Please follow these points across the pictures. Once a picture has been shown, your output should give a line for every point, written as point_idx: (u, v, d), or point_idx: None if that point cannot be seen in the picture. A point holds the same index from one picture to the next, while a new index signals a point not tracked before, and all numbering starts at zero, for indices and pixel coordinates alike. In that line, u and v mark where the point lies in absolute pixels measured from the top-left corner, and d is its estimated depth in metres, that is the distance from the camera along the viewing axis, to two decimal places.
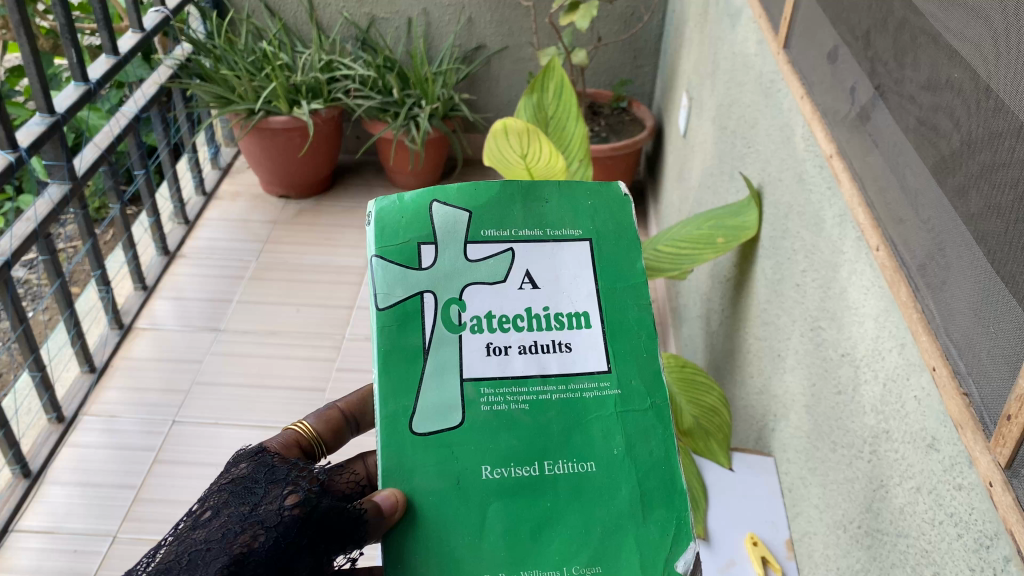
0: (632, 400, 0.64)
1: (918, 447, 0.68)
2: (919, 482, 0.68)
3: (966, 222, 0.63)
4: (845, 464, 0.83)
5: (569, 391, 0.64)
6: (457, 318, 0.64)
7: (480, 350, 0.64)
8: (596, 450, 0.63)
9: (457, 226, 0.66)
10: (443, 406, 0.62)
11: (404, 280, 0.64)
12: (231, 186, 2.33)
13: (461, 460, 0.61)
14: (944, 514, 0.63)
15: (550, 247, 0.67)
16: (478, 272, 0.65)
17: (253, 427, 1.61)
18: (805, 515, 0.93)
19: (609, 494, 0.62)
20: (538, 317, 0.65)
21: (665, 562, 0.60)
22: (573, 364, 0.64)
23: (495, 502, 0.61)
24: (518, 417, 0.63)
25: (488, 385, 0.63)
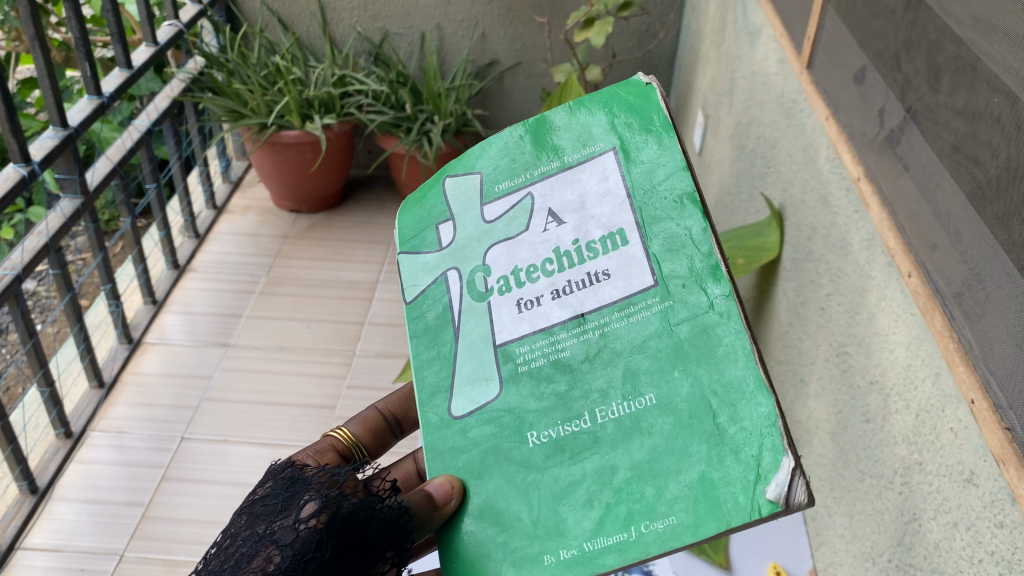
0: (688, 307, 0.53)
1: (955, 482, 0.66)
2: (956, 518, 0.66)
3: (1007, 251, 0.61)
4: (874, 495, 0.81)
5: (614, 322, 0.55)
6: (483, 284, 0.59)
7: (512, 310, 0.57)
8: (653, 382, 0.52)
9: (470, 191, 0.61)
10: (478, 379, 0.57)
11: (427, 265, 0.62)
12: (242, 200, 2.32)
13: (503, 431, 0.55)
14: (984, 552, 0.61)
15: (569, 176, 0.59)
16: (496, 230, 0.59)
17: (262, 445, 1.59)
18: (830, 545, 0.91)
19: (676, 428, 0.51)
20: (567, 254, 0.57)
21: (751, 490, 0.47)
22: (610, 293, 0.55)
23: (545, 469, 0.53)
24: (558, 368, 0.55)
25: (523, 344, 0.57)
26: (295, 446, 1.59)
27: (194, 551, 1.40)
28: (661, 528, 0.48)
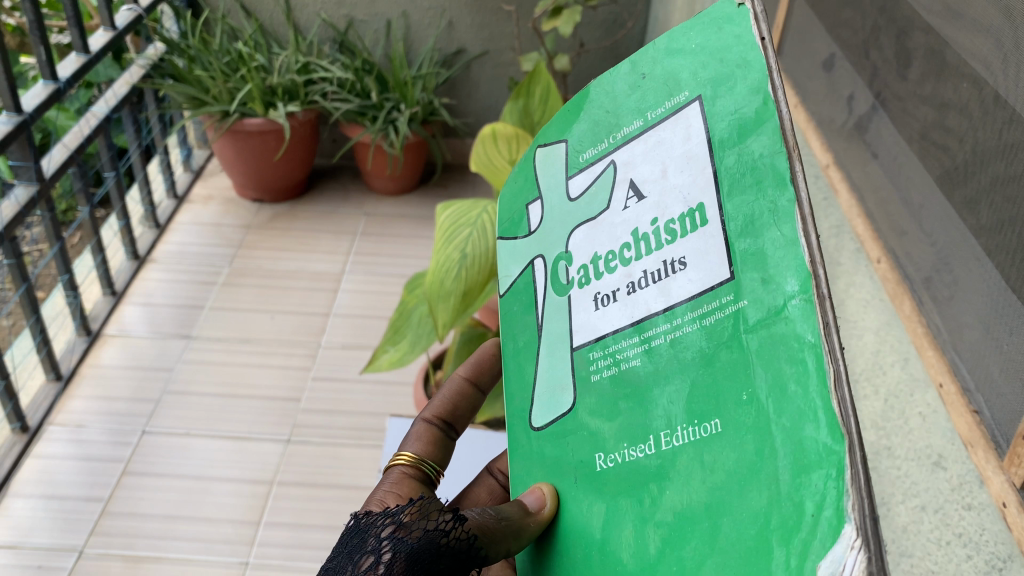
0: (761, 305, 0.31)
1: (923, 465, 0.66)
2: (924, 502, 0.66)
3: (976, 235, 0.61)
4: None
5: (672, 329, 0.36)
6: (564, 275, 0.44)
7: (588, 309, 0.42)
8: (723, 397, 0.33)
9: (556, 161, 0.47)
10: (552, 389, 0.44)
11: (517, 253, 0.49)
12: (203, 190, 2.28)
13: (570, 456, 0.42)
14: (951, 534, 0.61)
15: (655, 134, 0.40)
16: (581, 209, 0.44)
17: (227, 438, 1.57)
18: None
19: (729, 466, 0.32)
20: (644, 237, 0.39)
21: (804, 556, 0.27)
22: (684, 290, 0.35)
23: (601, 500, 0.39)
24: (626, 379, 0.39)
25: (595, 348, 0.41)
26: (260, 439, 1.57)
27: (155, 546, 1.38)
28: None
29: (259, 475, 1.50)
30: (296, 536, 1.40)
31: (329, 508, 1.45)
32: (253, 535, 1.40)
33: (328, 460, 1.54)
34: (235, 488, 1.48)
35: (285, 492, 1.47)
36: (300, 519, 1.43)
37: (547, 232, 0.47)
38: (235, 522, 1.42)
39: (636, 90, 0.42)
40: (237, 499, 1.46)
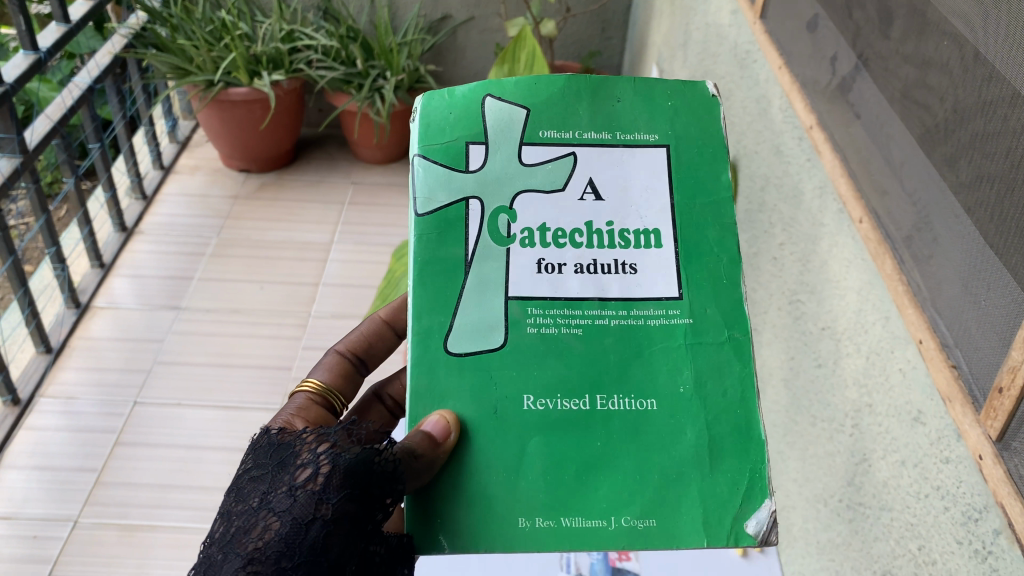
0: (708, 337, 0.60)
1: (902, 420, 0.67)
2: (904, 457, 0.67)
3: (955, 191, 0.62)
4: (825, 438, 0.83)
5: (630, 318, 0.60)
6: (506, 229, 0.61)
7: (530, 268, 0.60)
8: (658, 386, 0.59)
9: (513, 124, 0.62)
10: (483, 326, 0.59)
11: (449, 184, 0.61)
12: (190, 160, 2.27)
13: (500, 386, 0.58)
14: (929, 487, 0.63)
15: (618, 153, 0.62)
16: (534, 178, 0.61)
17: (219, 407, 1.58)
18: (783, 489, 0.94)
19: (671, 438, 0.58)
20: (599, 232, 0.61)
21: (733, 517, 0.56)
22: (636, 289, 0.60)
23: (536, 436, 0.58)
24: (570, 343, 0.60)
25: (537, 304, 0.60)
26: (252, 407, 1.58)
27: (149, 515, 1.39)
28: (642, 525, 0.56)
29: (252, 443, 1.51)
30: None
31: None
32: None
33: None
34: (228, 456, 1.49)
35: None
36: None
37: (486, 179, 0.61)
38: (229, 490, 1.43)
39: (601, 114, 0.63)
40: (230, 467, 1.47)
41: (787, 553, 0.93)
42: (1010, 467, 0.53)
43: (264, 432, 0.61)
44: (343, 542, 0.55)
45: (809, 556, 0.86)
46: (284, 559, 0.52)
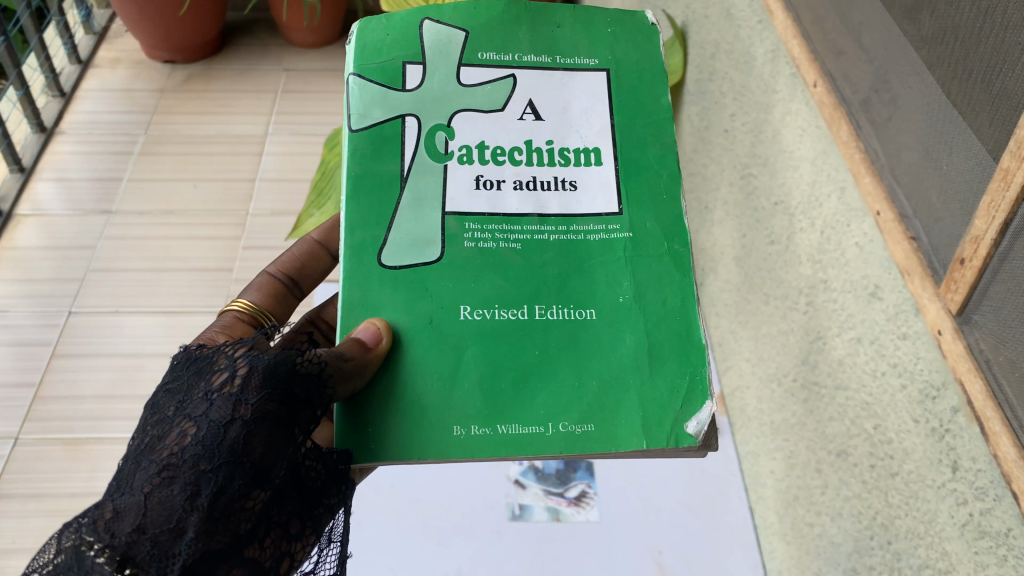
0: (647, 249, 0.60)
1: (859, 296, 0.64)
2: (860, 334, 0.64)
3: (916, 47, 0.56)
4: (778, 317, 0.80)
5: (569, 233, 0.60)
6: (444, 147, 0.61)
7: (467, 184, 0.61)
8: (597, 297, 0.59)
9: (451, 46, 0.64)
10: (420, 240, 0.59)
11: (385, 102, 0.62)
12: (109, 53, 2.12)
13: (434, 298, 0.57)
14: (886, 365, 0.60)
15: (559, 77, 0.65)
16: (473, 99, 0.63)
17: (158, 313, 1.52)
18: (736, 369, 0.92)
19: (609, 346, 0.57)
20: (539, 150, 0.62)
21: (673, 420, 0.55)
22: (578, 204, 0.61)
23: (473, 346, 0.56)
24: (509, 257, 0.59)
25: (474, 220, 0.60)
26: (194, 311, 1.52)
27: (94, 427, 1.34)
28: (580, 430, 0.54)
29: None
30: None
31: None
32: None
33: None
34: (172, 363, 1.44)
35: None
36: None
37: (423, 99, 0.63)
38: None
39: (539, 39, 0.66)
40: None
41: (741, 434, 0.92)
42: (970, 342, 0.50)
43: (185, 348, 0.61)
44: (268, 445, 0.54)
45: (763, 437, 0.85)
46: (203, 461, 0.51)
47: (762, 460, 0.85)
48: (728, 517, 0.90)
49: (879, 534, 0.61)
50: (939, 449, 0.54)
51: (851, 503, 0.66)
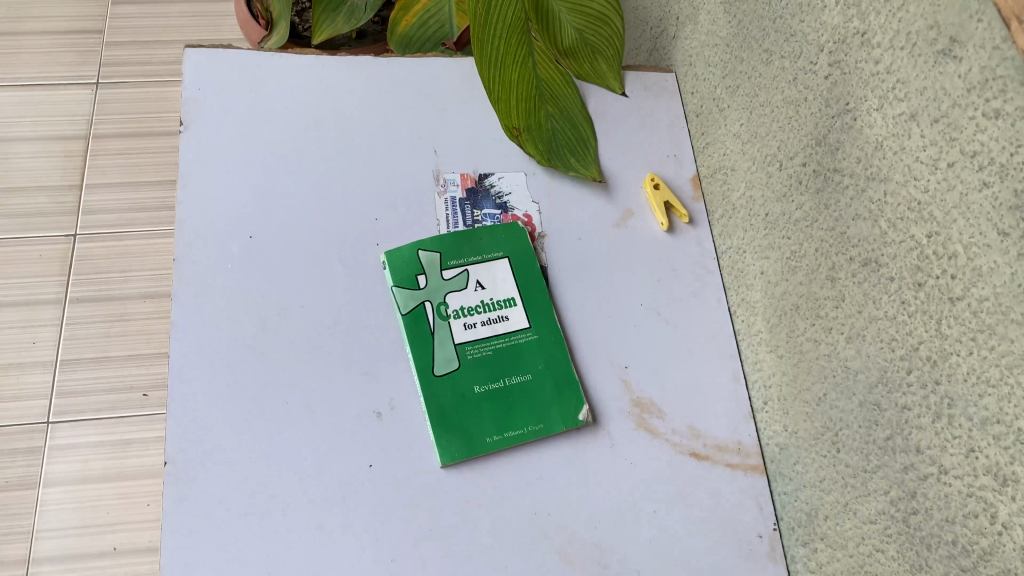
0: (537, 332, 0.69)
1: (920, 56, 0.46)
2: (916, 109, 0.47)
3: None
4: (784, 83, 0.62)
5: (505, 340, 0.68)
6: (445, 317, 0.68)
7: (461, 328, 0.68)
8: (527, 363, 0.68)
9: (440, 288, 0.69)
10: (430, 297, 0.69)
11: (406, 272, 0.69)
12: None
13: (446, 356, 0.66)
14: (958, 154, 0.44)
15: (487, 276, 0.71)
16: (452, 287, 0.69)
17: (16, 88, 1.26)
18: (719, 147, 0.76)
19: (532, 394, 0.67)
20: (484, 313, 0.69)
21: (561, 414, 0.67)
22: (500, 329, 0.69)
23: (467, 385, 0.66)
24: (479, 353, 0.67)
25: (462, 312, 0.68)
26: (61, 85, 1.27)
27: None
28: (511, 435, 0.65)
29: (68, 131, 1.23)
30: (131, 200, 1.19)
31: (164, 161, 1.23)
32: (75, 203, 1.18)
33: (151, 103, 1.27)
34: (40, 150, 1.21)
35: (104, 148, 1.23)
36: (130, 179, 1.21)
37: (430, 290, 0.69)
38: (49, 189, 1.19)
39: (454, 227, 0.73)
40: (47, 162, 1.21)
41: (721, 225, 0.76)
42: None
43: None
44: None
45: (752, 230, 0.70)
46: None
47: (748, 258, 0.71)
48: (702, 319, 0.74)
49: (920, 369, 0.48)
50: None
51: (879, 325, 0.52)
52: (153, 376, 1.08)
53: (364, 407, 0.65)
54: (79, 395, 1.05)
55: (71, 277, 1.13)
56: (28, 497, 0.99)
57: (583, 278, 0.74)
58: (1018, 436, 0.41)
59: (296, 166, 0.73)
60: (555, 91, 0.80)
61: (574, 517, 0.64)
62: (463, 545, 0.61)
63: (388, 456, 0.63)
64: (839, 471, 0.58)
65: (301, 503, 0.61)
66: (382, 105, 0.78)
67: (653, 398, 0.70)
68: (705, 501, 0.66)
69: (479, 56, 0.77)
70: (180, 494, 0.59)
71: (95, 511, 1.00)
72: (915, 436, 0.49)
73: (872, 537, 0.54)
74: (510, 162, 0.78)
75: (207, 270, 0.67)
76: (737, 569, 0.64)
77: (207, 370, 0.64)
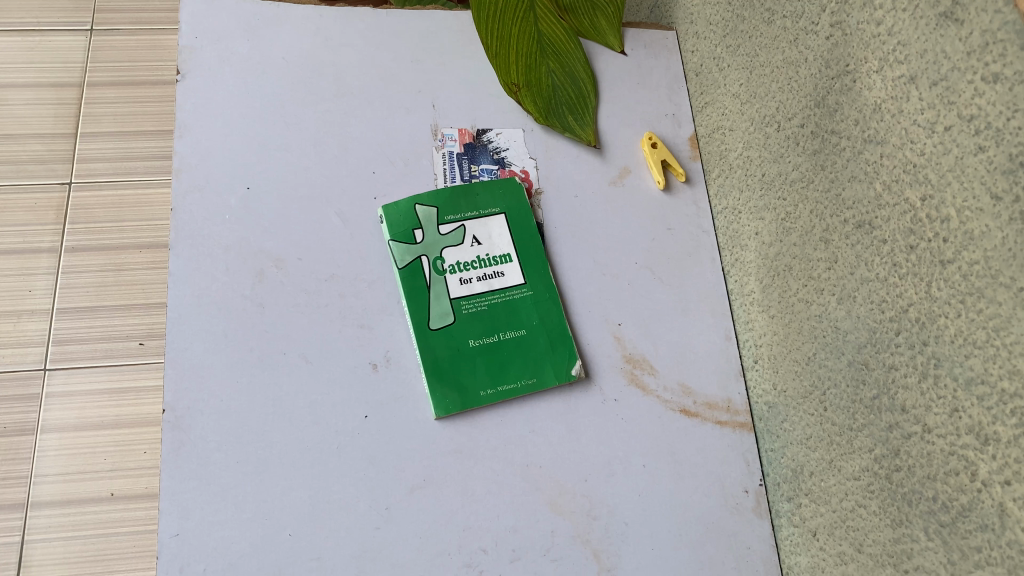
0: (533, 287, 0.70)
1: (922, 18, 0.46)
2: (916, 72, 0.47)
3: None
4: (784, 42, 0.62)
5: (502, 295, 0.69)
6: (441, 271, 0.69)
7: (456, 282, 0.68)
8: (522, 318, 0.69)
9: (437, 243, 0.69)
10: (428, 252, 0.69)
11: (404, 226, 0.70)
12: None
13: (443, 310, 0.67)
14: (955, 118, 0.44)
15: (484, 229, 0.71)
16: (449, 241, 0.70)
17: (9, 33, 1.24)
18: (718, 107, 0.75)
19: (527, 348, 0.68)
20: (481, 267, 0.69)
21: (556, 368, 0.68)
22: (497, 283, 0.69)
23: (462, 338, 0.67)
24: (475, 307, 0.68)
25: (458, 267, 0.69)
26: (55, 31, 1.26)
27: None
28: (506, 389, 0.66)
29: (63, 78, 1.22)
30: (126, 148, 1.18)
31: (160, 111, 1.22)
32: (70, 152, 1.18)
33: (146, 51, 1.26)
34: (34, 96, 1.20)
35: (100, 96, 1.22)
36: (125, 127, 1.20)
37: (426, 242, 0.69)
38: (43, 136, 1.18)
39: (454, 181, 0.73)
40: (42, 109, 1.20)
41: (717, 185, 0.77)
42: None
43: None
44: None
45: (748, 191, 0.70)
46: None
47: (743, 218, 0.72)
48: (696, 278, 0.75)
49: (908, 330, 0.49)
50: None
51: (870, 286, 0.52)
52: (149, 325, 1.08)
53: (360, 358, 0.66)
54: (75, 344, 1.06)
55: (68, 226, 1.13)
56: (27, 442, 1.00)
57: (579, 235, 0.74)
58: (1000, 397, 0.42)
59: (294, 117, 0.73)
60: (557, 46, 0.79)
61: (564, 470, 0.65)
62: (456, 495, 0.63)
63: (383, 407, 0.64)
64: (825, 429, 0.59)
65: (298, 451, 0.62)
66: (381, 58, 0.78)
67: (645, 354, 0.71)
68: (693, 456, 0.68)
69: (477, 12, 0.78)
70: (178, 441, 0.60)
71: (92, 457, 1.01)
72: (901, 396, 0.50)
73: (855, 493, 0.55)
74: (509, 118, 0.78)
75: (205, 220, 0.67)
76: (723, 522, 0.66)
77: (205, 320, 0.64)
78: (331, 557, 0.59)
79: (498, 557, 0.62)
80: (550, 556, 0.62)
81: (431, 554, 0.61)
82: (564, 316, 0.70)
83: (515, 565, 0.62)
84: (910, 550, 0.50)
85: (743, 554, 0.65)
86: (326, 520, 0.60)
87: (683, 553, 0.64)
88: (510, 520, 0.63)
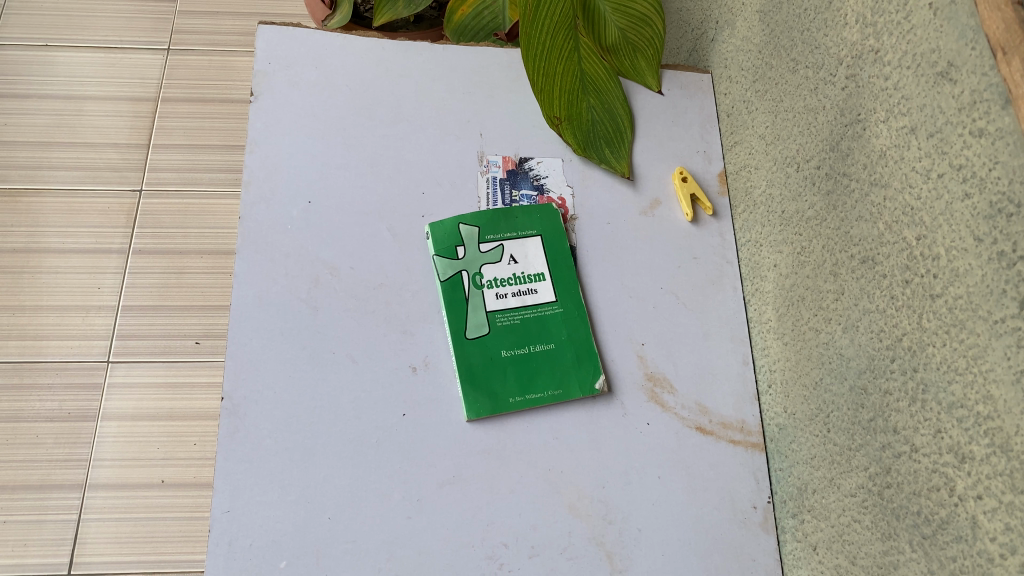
0: (564, 305, 0.76)
1: (923, 77, 0.52)
2: (916, 123, 0.52)
3: None
4: (806, 89, 0.67)
5: (535, 310, 0.75)
6: (479, 285, 0.74)
7: (493, 296, 0.74)
8: (552, 333, 0.74)
9: (477, 259, 0.75)
10: (468, 267, 0.75)
11: (447, 242, 0.76)
12: None
13: (480, 321, 0.73)
14: (947, 168, 0.49)
15: (520, 249, 0.77)
16: (488, 258, 0.76)
17: (94, 49, 1.34)
18: (745, 146, 0.81)
19: (556, 360, 0.73)
20: (516, 284, 0.75)
21: (582, 381, 0.73)
22: (529, 300, 0.75)
23: (495, 348, 0.72)
24: (509, 320, 0.74)
25: (495, 283, 0.75)
26: (136, 49, 1.36)
27: (32, 178, 1.23)
28: (534, 397, 0.71)
29: (140, 93, 1.32)
30: (194, 160, 1.27)
31: (227, 127, 1.30)
32: (142, 161, 1.26)
33: (216, 71, 1.35)
34: (113, 108, 1.30)
35: (172, 111, 1.30)
36: (194, 141, 1.28)
37: (465, 259, 0.75)
38: (118, 145, 1.27)
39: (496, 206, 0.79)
40: (119, 121, 1.29)
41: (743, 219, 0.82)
42: None
43: None
44: None
45: (769, 226, 0.75)
46: None
47: (764, 251, 0.76)
48: (717, 306, 0.80)
49: (902, 358, 0.53)
50: (1005, 278, 0.44)
51: (871, 317, 0.57)
52: (205, 326, 1.16)
53: (401, 362, 0.71)
54: (138, 339, 1.14)
55: (136, 229, 1.21)
56: (88, 428, 1.08)
57: (609, 260, 0.80)
58: (976, 420, 0.46)
59: (353, 139, 0.80)
60: (597, 83, 0.86)
61: (583, 476, 0.70)
62: (481, 492, 0.68)
63: (420, 408, 0.70)
64: (828, 449, 0.63)
65: (342, 442, 0.68)
66: (435, 89, 0.84)
67: (666, 374, 0.76)
68: (706, 471, 0.72)
69: (526, 49, 0.82)
70: (234, 426, 0.67)
71: (146, 445, 1.08)
72: (894, 418, 0.54)
73: (851, 508, 0.60)
74: (549, 148, 0.84)
75: (269, 230, 0.74)
76: (730, 534, 0.70)
77: (264, 318, 0.71)
78: (365, 541, 0.65)
79: (517, 552, 0.67)
80: (567, 554, 0.67)
81: (456, 544, 0.66)
82: (591, 334, 0.75)
83: (533, 560, 0.67)
84: (896, 561, 0.54)
85: (748, 566, 0.70)
86: (362, 507, 0.66)
87: (691, 561, 0.69)
88: (531, 518, 0.68)
